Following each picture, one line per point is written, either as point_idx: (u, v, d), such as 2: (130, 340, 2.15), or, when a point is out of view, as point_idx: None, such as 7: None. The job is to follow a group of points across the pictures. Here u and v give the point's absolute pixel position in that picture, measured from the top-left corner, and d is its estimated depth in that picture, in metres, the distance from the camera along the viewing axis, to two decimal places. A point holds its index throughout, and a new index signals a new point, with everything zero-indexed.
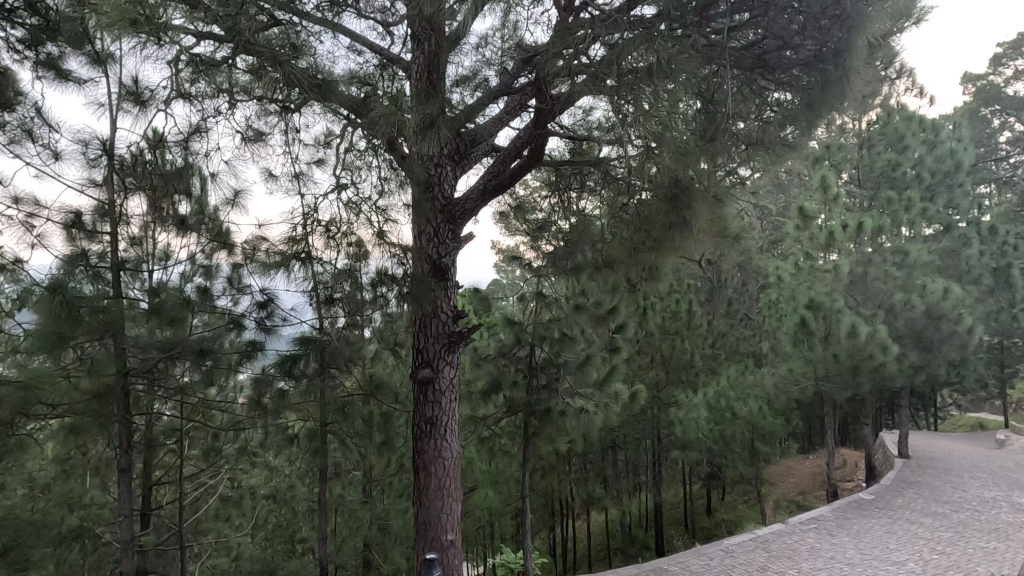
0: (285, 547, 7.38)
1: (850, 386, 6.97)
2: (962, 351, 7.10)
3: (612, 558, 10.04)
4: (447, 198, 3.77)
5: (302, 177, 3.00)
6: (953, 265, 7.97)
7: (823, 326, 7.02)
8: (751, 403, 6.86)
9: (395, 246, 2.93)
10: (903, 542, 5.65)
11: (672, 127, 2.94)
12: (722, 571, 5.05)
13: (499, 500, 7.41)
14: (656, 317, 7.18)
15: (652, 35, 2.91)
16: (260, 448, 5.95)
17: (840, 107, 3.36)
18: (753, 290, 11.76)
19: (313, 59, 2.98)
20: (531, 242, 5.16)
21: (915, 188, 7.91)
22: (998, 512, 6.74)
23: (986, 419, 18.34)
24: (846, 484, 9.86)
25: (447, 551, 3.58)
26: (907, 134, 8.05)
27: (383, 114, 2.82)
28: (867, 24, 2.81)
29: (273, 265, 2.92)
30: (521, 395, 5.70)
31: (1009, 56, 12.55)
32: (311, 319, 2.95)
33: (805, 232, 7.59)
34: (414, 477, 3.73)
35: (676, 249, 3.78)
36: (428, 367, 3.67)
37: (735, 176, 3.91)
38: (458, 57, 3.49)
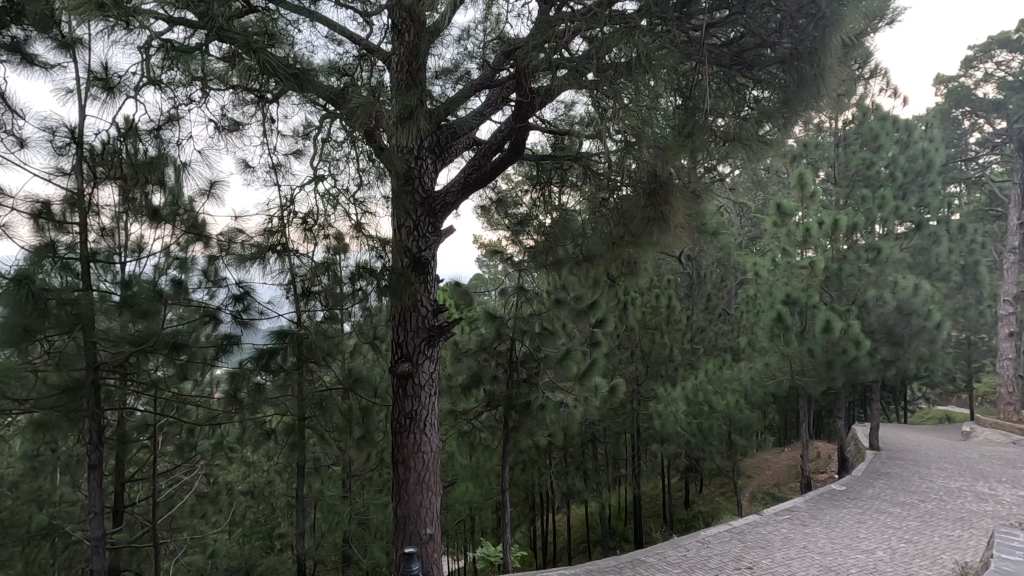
0: (263, 542, 7.31)
1: (823, 380, 7.12)
2: (932, 346, 7.30)
3: (592, 550, 10.14)
4: (427, 191, 3.75)
5: (279, 168, 2.95)
6: (924, 261, 8.14)
7: (799, 321, 7.15)
8: (728, 397, 6.98)
9: (373, 239, 2.95)
10: (873, 531, 5.81)
11: (652, 122, 2.92)
12: (698, 561, 5.13)
13: (479, 493, 7.44)
14: (637, 312, 7.25)
15: (632, 29, 2.91)
16: (238, 443, 5.86)
17: (815, 105, 3.40)
18: (732, 286, 11.90)
19: (290, 50, 3.01)
20: (513, 237, 5.12)
21: (888, 187, 8.08)
22: (963, 501, 6.96)
23: (954, 413, 18.87)
24: (819, 475, 10.09)
25: (427, 546, 3.57)
26: (881, 134, 8.24)
27: (362, 104, 2.76)
28: (842, 22, 2.83)
29: (249, 256, 2.88)
30: (502, 389, 5.77)
31: (979, 59, 12.77)
32: (288, 312, 2.93)
33: (783, 229, 7.73)
34: (394, 471, 3.71)
35: (655, 244, 3.84)
36: (407, 361, 3.65)
37: (715, 173, 3.96)
38: (440, 49, 3.43)
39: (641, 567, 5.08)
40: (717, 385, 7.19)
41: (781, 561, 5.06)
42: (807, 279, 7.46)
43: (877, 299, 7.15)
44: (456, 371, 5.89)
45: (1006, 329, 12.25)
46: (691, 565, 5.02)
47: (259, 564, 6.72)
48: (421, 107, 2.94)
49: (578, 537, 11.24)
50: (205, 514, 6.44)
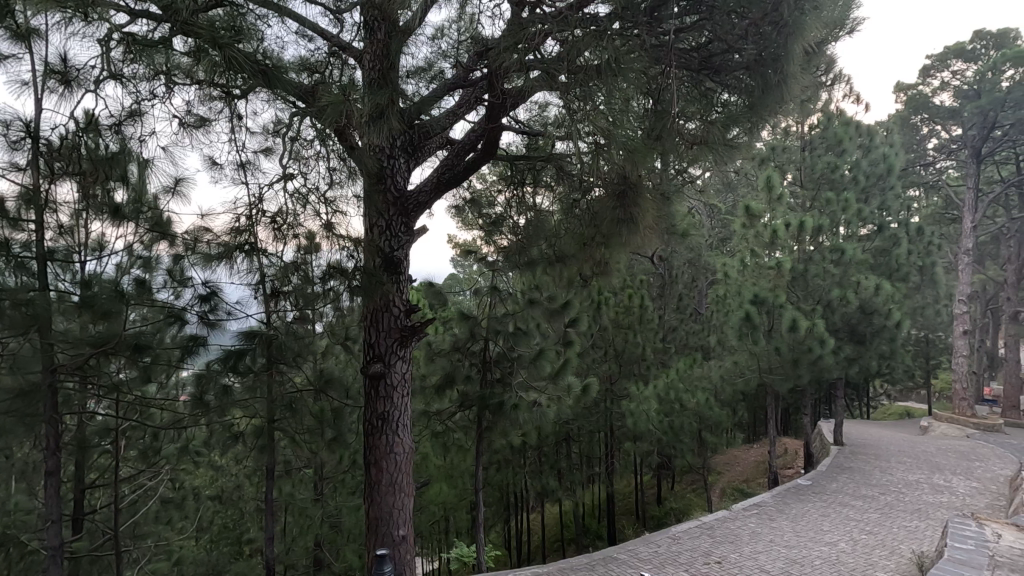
0: (233, 548, 7.15)
1: (790, 378, 7.32)
2: (892, 344, 7.57)
3: (566, 549, 10.22)
4: (400, 191, 3.73)
5: (248, 166, 2.89)
6: (885, 262, 8.32)
7: (766, 320, 7.32)
8: (699, 395, 7.09)
9: (344, 239, 2.97)
10: (836, 524, 6.00)
11: (624, 126, 3.01)
12: (669, 557, 5.22)
13: (454, 494, 7.42)
14: (610, 311, 7.33)
15: (603, 32, 2.97)
16: (205, 446, 5.70)
17: (780, 109, 3.49)
18: (702, 286, 12.12)
19: (259, 44, 2.94)
20: (486, 237, 5.10)
21: (851, 190, 8.37)
22: (920, 493, 7.25)
23: (913, 409, 19.60)
24: (786, 471, 10.37)
25: (399, 546, 3.55)
26: (845, 139, 8.50)
27: (332, 102, 2.71)
28: (803, 31, 2.94)
29: (215, 256, 2.80)
30: (475, 389, 5.76)
31: (936, 68, 13.26)
32: (256, 312, 2.86)
33: (751, 231, 7.91)
34: (366, 473, 3.67)
35: (625, 245, 3.91)
36: (380, 362, 3.61)
37: (685, 176, 4.05)
38: (413, 47, 3.37)
39: (613, 563, 5.13)
40: (688, 383, 7.31)
41: (748, 555, 5.18)
42: (775, 279, 7.67)
43: (840, 299, 7.38)
44: (429, 371, 5.86)
45: (961, 328, 12.78)
46: (661, 561, 5.10)
47: (227, 570, 6.57)
48: (392, 106, 2.88)
49: (552, 536, 11.31)
50: (170, 520, 6.26)
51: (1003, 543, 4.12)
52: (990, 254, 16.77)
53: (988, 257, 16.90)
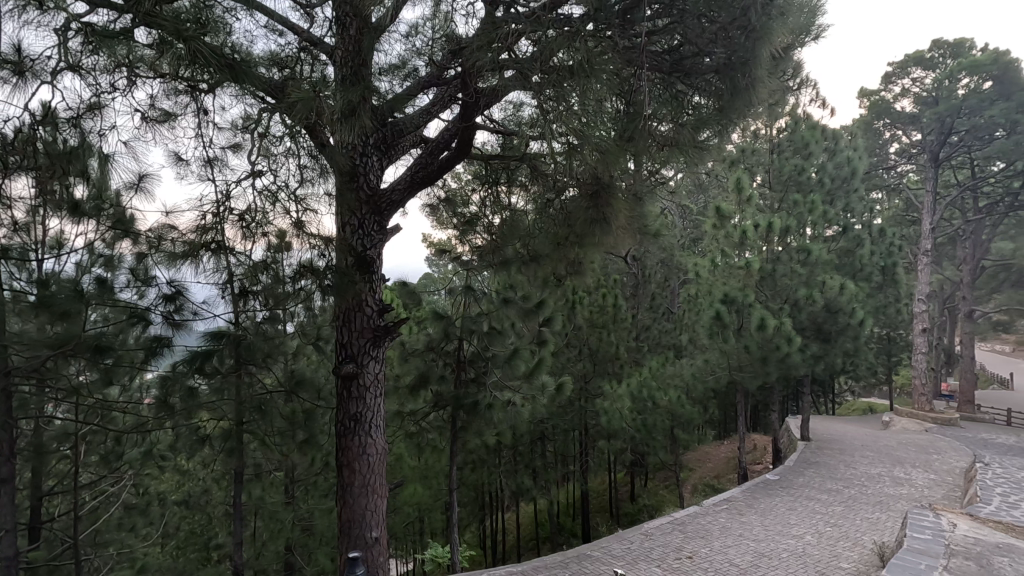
0: (200, 554, 6.97)
1: (759, 375, 7.49)
2: (856, 342, 7.81)
3: (541, 547, 10.28)
4: (373, 189, 3.67)
5: (215, 162, 2.82)
6: (849, 263, 8.60)
7: (736, 319, 7.47)
8: (671, 393, 7.18)
9: (315, 238, 2.88)
10: (803, 517, 6.17)
11: (595, 127, 3.05)
12: (642, 552, 5.29)
13: (429, 495, 7.39)
14: (585, 311, 7.39)
15: (576, 34, 2.99)
16: (170, 450, 5.55)
17: (749, 112, 3.57)
18: (675, 285, 12.31)
19: (228, 38, 2.89)
20: (460, 236, 4.95)
21: (817, 192, 8.58)
22: (882, 486, 7.51)
23: (876, 404, 20.30)
24: (755, 467, 10.64)
25: (372, 549, 3.52)
26: (811, 142, 8.70)
27: (302, 98, 2.68)
28: (769, 37, 3.02)
29: (179, 254, 2.75)
30: (449, 389, 5.75)
31: (897, 75, 13.72)
32: (225, 313, 2.80)
33: (721, 231, 8.07)
34: (338, 475, 3.62)
35: (599, 245, 3.99)
36: (352, 362, 3.56)
37: (658, 177, 4.11)
38: (387, 44, 3.31)
39: (588, 560, 5.17)
40: (661, 381, 7.41)
41: (718, 549, 5.29)
42: (744, 278, 7.84)
43: (806, 299, 7.58)
44: (403, 371, 5.82)
45: (921, 326, 13.26)
46: (634, 557, 5.17)
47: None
48: (364, 104, 2.85)
49: (527, 535, 11.36)
50: (134, 527, 6.05)
51: (957, 532, 4.30)
52: (946, 255, 17.44)
53: (946, 258, 17.57)
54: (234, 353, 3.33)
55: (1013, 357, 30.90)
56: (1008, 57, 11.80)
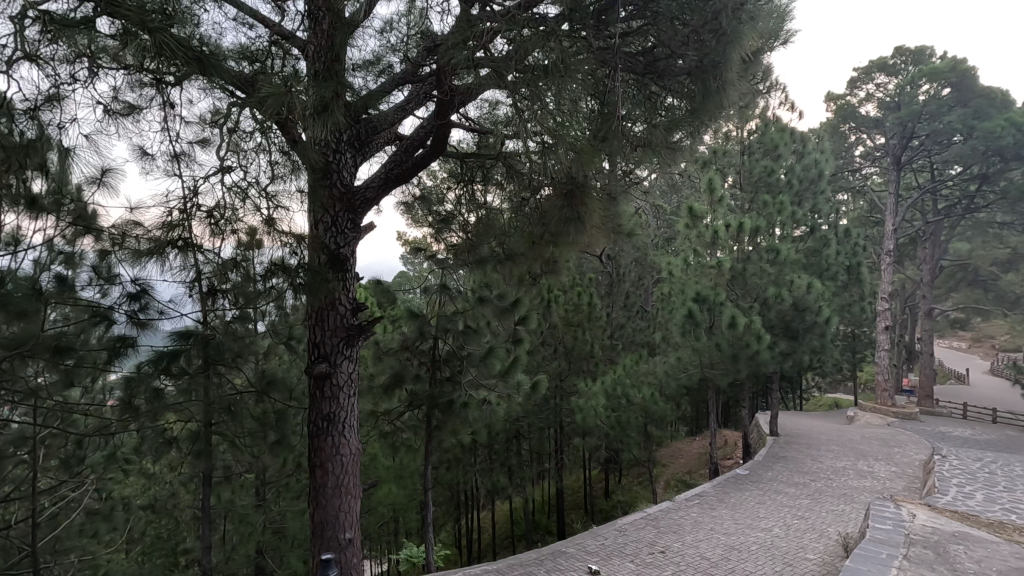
0: (167, 560, 6.78)
1: (730, 373, 7.65)
2: (823, 339, 8.04)
3: (516, 546, 10.31)
4: (346, 186, 3.62)
5: (182, 157, 2.75)
6: (816, 263, 8.84)
7: (708, 317, 7.62)
8: (645, 391, 7.28)
9: (287, 235, 2.83)
10: (771, 511, 6.32)
11: (569, 127, 3.10)
12: (616, 548, 5.35)
13: (404, 495, 7.34)
14: (560, 310, 7.43)
15: (551, 33, 3.01)
16: (135, 454, 5.38)
17: (720, 114, 3.63)
18: (649, 284, 12.47)
19: (197, 31, 2.84)
20: (435, 235, 4.90)
21: (786, 193, 8.80)
22: (846, 479, 7.75)
23: (842, 400, 20.90)
24: (725, 462, 10.86)
25: (346, 550, 3.48)
26: (781, 144, 8.90)
27: (273, 93, 2.58)
28: (739, 41, 3.09)
29: (145, 252, 2.65)
30: (424, 388, 5.72)
31: (863, 80, 14.15)
32: (193, 312, 2.81)
33: (694, 231, 8.21)
34: (310, 475, 3.57)
35: (573, 244, 4.02)
36: (325, 362, 3.51)
37: (632, 177, 4.16)
38: (360, 40, 3.26)
39: (562, 557, 5.20)
40: (635, 378, 7.50)
41: (690, 543, 5.38)
42: (716, 278, 7.99)
43: (775, 297, 7.77)
44: (377, 371, 5.76)
45: (883, 324, 13.70)
46: (608, 552, 5.23)
47: None
48: (337, 100, 2.82)
49: (502, 533, 11.39)
50: (96, 533, 5.86)
51: (917, 522, 4.47)
52: (907, 255, 18.07)
53: (907, 258, 18.21)
54: (202, 353, 3.25)
55: (969, 353, 32.26)
56: (965, 63, 12.31)
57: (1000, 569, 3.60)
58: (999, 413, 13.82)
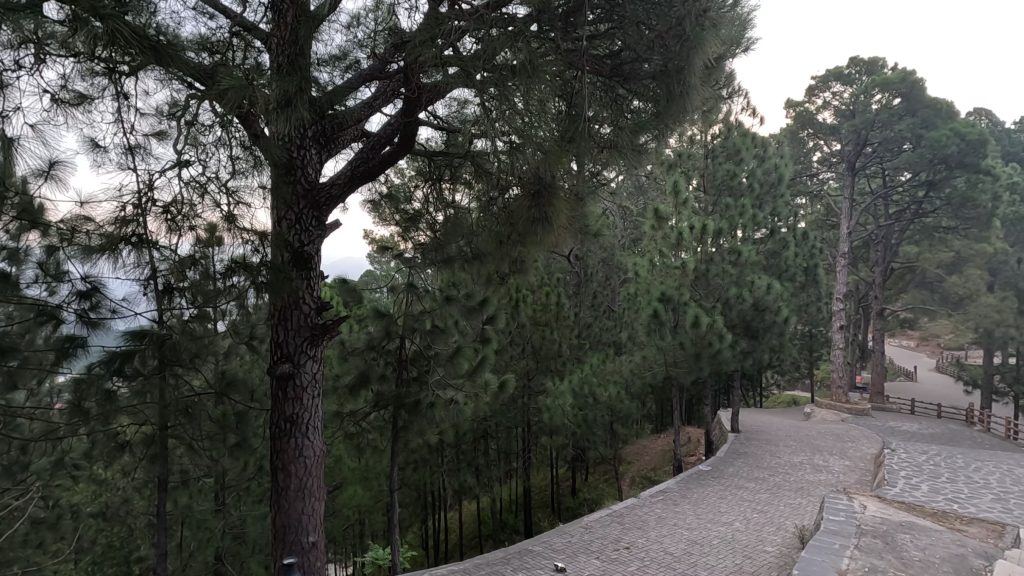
0: (120, 568, 6.52)
1: (692, 371, 7.83)
2: (781, 338, 8.30)
3: (483, 545, 10.31)
4: (311, 183, 3.54)
5: (137, 150, 2.64)
6: (775, 264, 9.13)
7: (672, 317, 7.77)
8: (611, 389, 7.37)
9: (249, 231, 2.77)
10: (732, 505, 6.49)
11: (536, 128, 3.10)
12: (581, 546, 5.39)
13: (369, 496, 7.25)
14: (528, 309, 7.46)
15: (518, 34, 3.00)
16: (84, 459, 5.16)
17: (684, 119, 3.69)
18: (615, 284, 12.66)
19: (154, 19, 2.75)
20: (402, 234, 4.86)
21: (748, 196, 9.04)
22: (803, 473, 8.02)
23: (799, 397, 21.65)
24: (689, 459, 11.11)
25: (309, 554, 3.42)
26: (742, 149, 9.18)
27: (234, 86, 2.51)
28: (702, 47, 3.16)
29: (95, 248, 2.54)
30: (390, 389, 5.64)
31: (820, 89, 14.69)
32: (147, 311, 2.72)
33: (659, 232, 8.39)
34: (272, 479, 3.48)
35: (540, 244, 4.06)
36: (288, 362, 3.43)
37: (599, 179, 4.20)
38: (325, 34, 3.22)
39: (529, 555, 5.21)
40: (601, 377, 7.59)
41: (654, 539, 5.48)
42: (680, 278, 8.16)
43: (737, 297, 8.00)
44: (343, 371, 5.66)
45: (838, 324, 14.24)
46: (574, 550, 5.27)
47: None
48: (301, 95, 2.76)
49: (469, 533, 11.37)
50: (42, 542, 5.60)
51: (868, 514, 4.66)
52: (861, 258, 18.83)
53: (861, 260, 18.98)
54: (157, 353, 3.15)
55: (917, 351, 33.92)
56: (914, 75, 12.90)
57: (943, 555, 3.81)
58: (944, 407, 14.56)
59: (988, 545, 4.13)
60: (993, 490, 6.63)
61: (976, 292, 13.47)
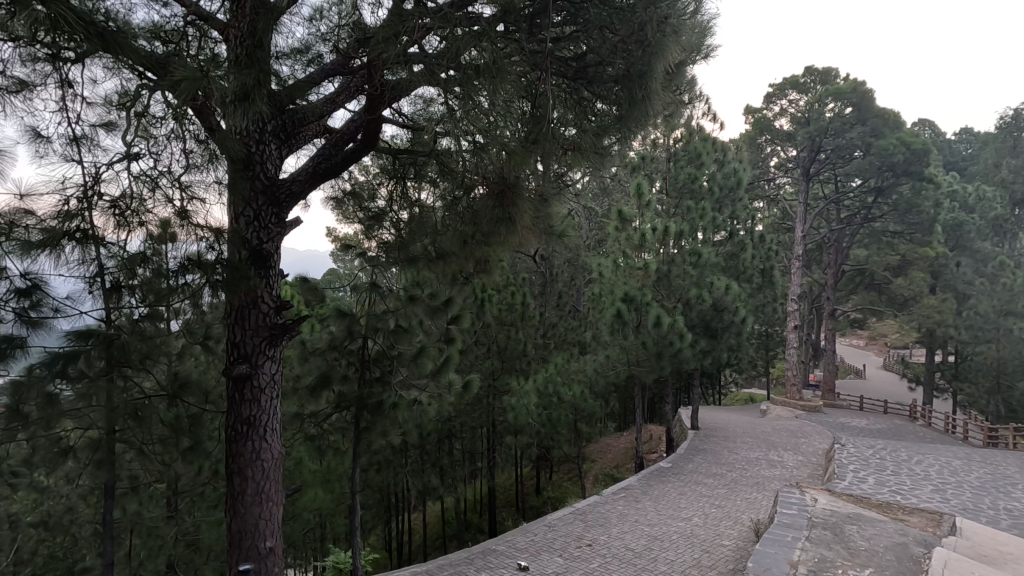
0: None
1: (654, 370, 7.98)
2: (739, 337, 8.54)
3: (447, 545, 10.27)
4: (271, 178, 3.43)
5: (84, 141, 2.53)
6: (733, 266, 9.41)
7: (635, 317, 7.91)
8: (575, 388, 7.43)
9: (204, 228, 2.71)
10: (691, 501, 6.65)
11: (499, 127, 3.10)
12: (544, 544, 5.42)
13: (331, 499, 7.12)
14: (494, 309, 7.46)
15: (484, 33, 2.99)
16: (23, 465, 4.87)
17: (647, 122, 3.73)
18: (580, 284, 12.81)
19: (103, 5, 2.65)
20: (365, 233, 4.78)
21: (708, 199, 9.26)
22: (760, 468, 8.28)
23: (755, 394, 22.37)
24: (650, 456, 11.32)
25: (266, 560, 3.33)
26: (703, 153, 9.40)
27: (187, 77, 2.41)
28: (663, 52, 3.23)
29: (36, 244, 2.33)
30: (353, 389, 5.50)
31: (777, 96, 15.21)
32: (95, 309, 2.60)
33: (623, 233, 8.51)
34: (227, 482, 3.38)
35: (504, 244, 4.08)
36: (245, 363, 3.33)
37: (563, 181, 4.23)
38: (286, 26, 3.13)
39: (492, 555, 5.21)
40: (566, 376, 7.66)
41: (615, 536, 5.56)
42: (643, 279, 8.29)
43: (697, 298, 8.19)
44: (303, 371, 5.52)
45: (792, 324, 14.77)
46: (537, 548, 5.30)
47: None
48: (259, 89, 2.68)
49: (433, 533, 11.30)
50: None
51: (819, 507, 4.84)
52: (815, 260, 19.58)
53: (814, 262, 19.72)
54: (104, 353, 3.01)
55: (864, 350, 35.47)
56: (864, 86, 13.49)
57: (886, 544, 3.99)
58: (890, 403, 15.26)
59: (928, 534, 4.35)
60: (933, 481, 6.99)
61: (919, 294, 14.18)
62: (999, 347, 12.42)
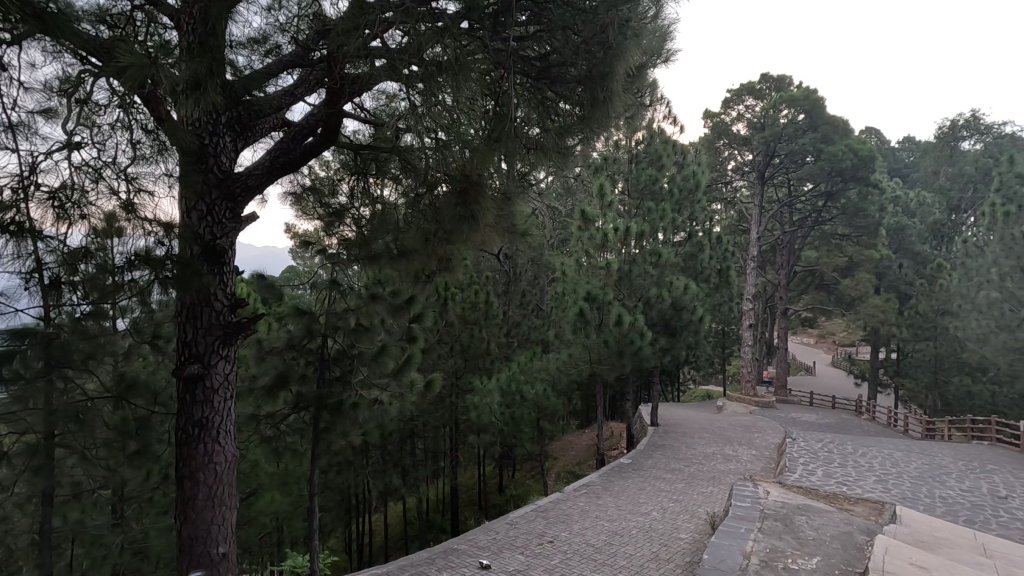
0: None
1: (616, 368, 8.10)
2: (697, 336, 8.76)
3: (409, 546, 10.17)
4: (225, 171, 3.30)
5: (19, 128, 2.37)
6: (692, 266, 9.64)
7: (596, 315, 8.01)
8: (538, 386, 7.47)
9: (153, 223, 2.59)
10: (650, 496, 6.79)
11: (461, 123, 3.07)
12: (506, 542, 5.42)
13: (289, 503, 6.93)
14: (457, 308, 7.42)
15: (447, 30, 2.97)
16: None
17: (608, 123, 3.78)
18: (543, 283, 12.87)
19: None
20: (325, 229, 4.66)
21: (668, 201, 9.47)
22: (716, 463, 8.54)
23: (712, 391, 23.02)
24: (611, 453, 11.50)
25: (217, 566, 3.21)
26: (664, 155, 9.59)
27: (136, 63, 2.29)
28: (624, 54, 3.29)
29: None
30: (311, 389, 5.37)
31: (735, 101, 15.66)
32: (33, 307, 2.45)
33: (586, 233, 8.61)
34: (177, 487, 3.24)
35: (466, 242, 4.06)
36: (197, 363, 3.20)
37: (526, 180, 4.25)
38: (241, 15, 3.02)
39: (454, 554, 5.18)
40: (529, 375, 7.70)
41: (577, 532, 5.62)
42: (605, 278, 8.41)
43: (657, 297, 8.36)
44: (260, 371, 5.36)
45: (748, 323, 15.26)
46: (499, 546, 5.31)
47: None
48: (212, 78, 2.58)
49: (395, 535, 11.16)
50: None
51: (771, 499, 5.02)
52: (769, 261, 20.25)
53: (768, 263, 20.41)
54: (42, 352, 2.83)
55: (815, 348, 36.92)
56: (816, 94, 14.04)
57: (833, 533, 4.18)
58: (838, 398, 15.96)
59: (870, 522, 4.58)
60: (876, 472, 7.35)
61: (865, 294, 14.86)
62: (936, 345, 13.38)
